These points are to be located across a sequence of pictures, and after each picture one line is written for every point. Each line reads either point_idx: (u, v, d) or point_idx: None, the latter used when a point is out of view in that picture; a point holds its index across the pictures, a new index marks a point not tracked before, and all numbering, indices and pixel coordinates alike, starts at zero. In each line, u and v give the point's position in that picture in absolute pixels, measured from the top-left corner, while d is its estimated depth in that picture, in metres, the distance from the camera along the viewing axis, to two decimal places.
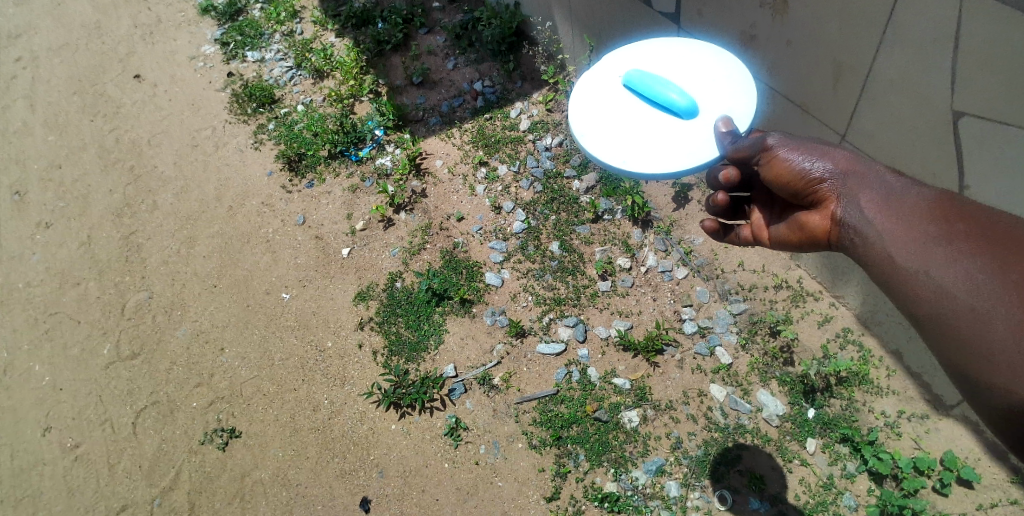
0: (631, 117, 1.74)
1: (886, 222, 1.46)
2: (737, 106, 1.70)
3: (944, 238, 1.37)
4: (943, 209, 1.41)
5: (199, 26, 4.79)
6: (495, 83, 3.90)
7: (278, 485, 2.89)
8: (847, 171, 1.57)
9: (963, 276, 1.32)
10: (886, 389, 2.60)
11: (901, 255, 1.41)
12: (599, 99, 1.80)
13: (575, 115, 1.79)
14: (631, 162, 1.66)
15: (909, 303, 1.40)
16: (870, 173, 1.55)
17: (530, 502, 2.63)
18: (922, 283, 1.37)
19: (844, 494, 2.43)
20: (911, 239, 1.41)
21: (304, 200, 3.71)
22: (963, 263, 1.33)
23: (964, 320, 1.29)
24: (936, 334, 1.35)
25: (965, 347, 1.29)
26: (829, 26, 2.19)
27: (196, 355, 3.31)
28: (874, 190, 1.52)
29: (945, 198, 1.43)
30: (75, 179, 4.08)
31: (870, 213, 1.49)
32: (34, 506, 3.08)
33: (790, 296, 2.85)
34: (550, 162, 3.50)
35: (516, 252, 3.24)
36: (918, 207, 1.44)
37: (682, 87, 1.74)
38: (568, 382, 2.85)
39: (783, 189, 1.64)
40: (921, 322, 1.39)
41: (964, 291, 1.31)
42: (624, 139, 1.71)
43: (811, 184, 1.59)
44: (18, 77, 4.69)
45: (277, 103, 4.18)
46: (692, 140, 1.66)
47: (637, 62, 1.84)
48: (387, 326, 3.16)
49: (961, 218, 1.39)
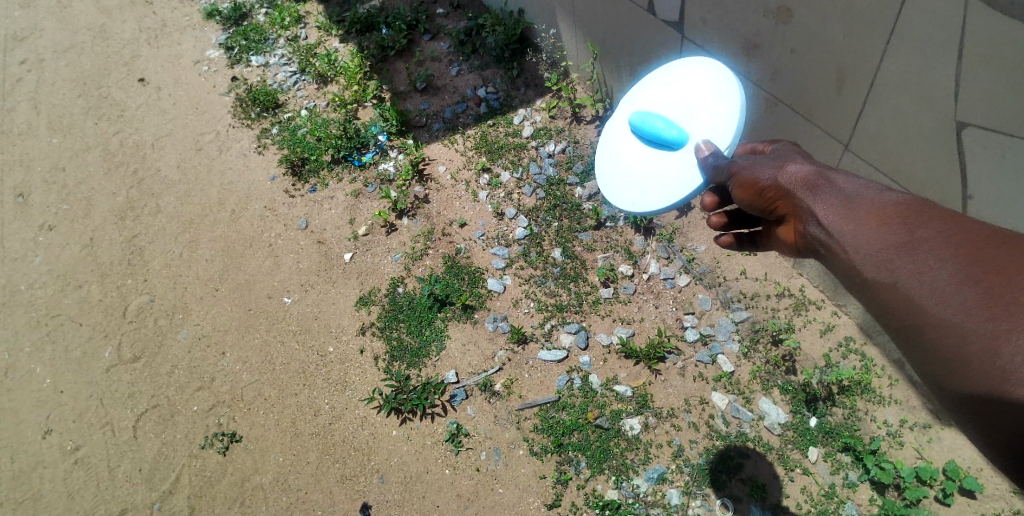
0: (638, 157, 1.96)
1: (849, 233, 1.42)
2: (722, 122, 1.77)
3: (906, 247, 1.33)
4: (904, 216, 1.37)
5: (203, 30, 4.81)
6: (498, 89, 3.92)
7: (278, 490, 2.89)
8: (799, 182, 1.54)
9: (931, 287, 1.27)
10: (888, 398, 2.59)
11: (867, 267, 1.38)
12: (616, 149, 2.06)
13: (602, 170, 2.10)
14: (636, 204, 1.90)
15: (884, 315, 1.36)
16: (824, 181, 1.52)
17: (530, 509, 2.62)
18: (893, 295, 1.33)
19: (846, 504, 2.42)
20: (875, 250, 1.37)
21: (306, 205, 3.72)
22: (930, 274, 1.29)
23: (938, 333, 1.25)
24: (914, 346, 1.31)
25: (943, 360, 1.24)
26: (834, 33, 2.19)
27: (197, 358, 3.31)
28: (830, 200, 1.48)
29: (906, 203, 1.40)
30: (78, 182, 4.09)
31: (829, 224, 1.46)
32: (34, 508, 3.07)
33: (791, 304, 2.85)
34: (552, 169, 3.51)
35: (517, 258, 3.24)
36: (877, 216, 1.40)
37: (676, 119, 1.89)
38: (569, 389, 2.85)
39: (749, 208, 1.65)
40: (899, 334, 1.34)
41: (933, 302, 1.27)
42: (633, 182, 1.95)
43: (767, 200, 1.59)
44: (23, 79, 4.70)
45: (280, 108, 4.20)
46: (679, 168, 1.82)
47: (641, 103, 2.04)
48: (388, 332, 3.16)
49: (923, 225, 1.34)
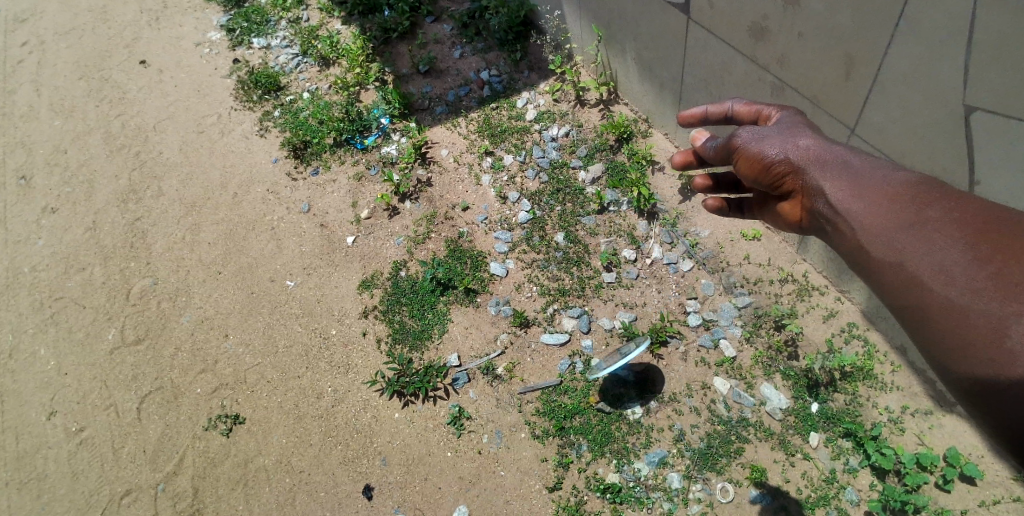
0: None
1: (856, 209, 1.44)
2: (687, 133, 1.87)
3: (914, 227, 1.34)
4: (910, 195, 1.39)
5: (205, 12, 4.77)
6: (501, 72, 3.88)
7: (280, 471, 2.91)
8: (809, 158, 1.55)
9: (938, 268, 1.29)
10: (890, 385, 2.59)
11: (872, 245, 1.39)
12: None
13: None
14: None
15: (887, 293, 1.38)
16: (833, 158, 1.53)
17: (531, 492, 2.64)
18: (896, 275, 1.35)
19: (846, 489, 2.43)
20: (881, 229, 1.39)
21: (309, 188, 3.71)
22: (937, 255, 1.30)
23: (942, 315, 1.26)
24: (916, 327, 1.32)
25: (948, 343, 1.25)
26: (842, 19, 2.16)
27: (200, 341, 3.32)
28: (838, 178, 1.50)
29: (913, 181, 1.42)
30: (80, 164, 4.08)
31: (835, 199, 1.48)
32: (39, 489, 3.09)
33: (795, 290, 2.84)
34: (555, 152, 3.49)
35: (520, 242, 3.23)
36: (885, 194, 1.42)
37: None
38: (571, 373, 2.86)
39: (753, 182, 1.68)
40: (901, 314, 1.36)
41: (939, 283, 1.28)
42: None
43: (775, 176, 1.61)
44: (24, 61, 4.68)
45: (282, 91, 4.17)
46: None
47: None
48: (391, 315, 3.16)
49: (932, 205, 1.35)
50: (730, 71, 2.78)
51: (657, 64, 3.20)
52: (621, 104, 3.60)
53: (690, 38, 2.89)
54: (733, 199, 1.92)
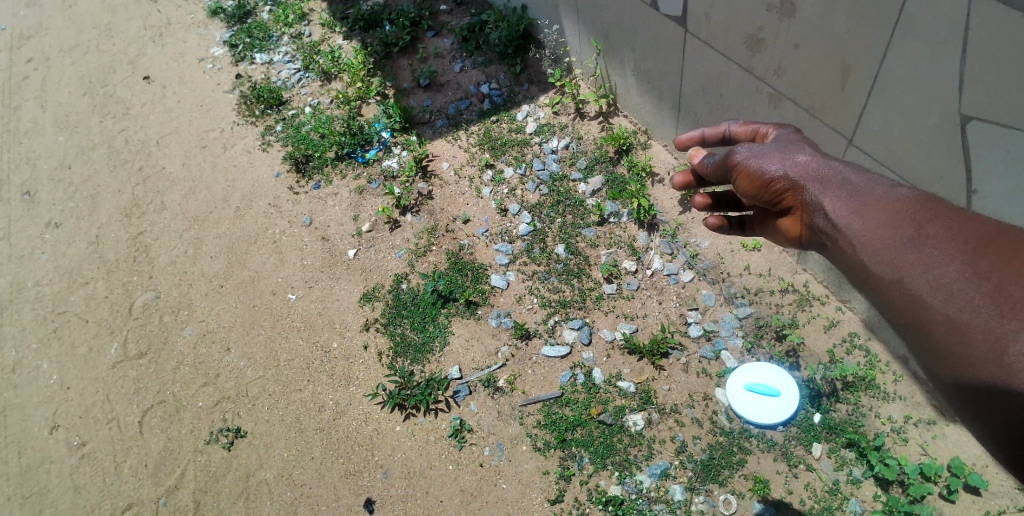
0: None
1: (856, 226, 1.45)
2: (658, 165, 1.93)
3: (914, 243, 1.34)
4: (910, 212, 1.39)
5: (208, 28, 4.82)
6: (501, 86, 3.91)
7: (282, 485, 2.90)
8: (807, 175, 1.57)
9: (938, 283, 1.28)
10: (893, 395, 2.58)
11: (873, 261, 1.40)
12: None
13: None
14: None
15: (889, 310, 1.38)
16: (831, 174, 1.55)
17: (533, 505, 2.63)
18: (897, 291, 1.35)
19: (850, 500, 2.42)
20: (881, 245, 1.39)
21: (311, 201, 3.73)
22: (937, 271, 1.29)
23: (943, 331, 1.26)
24: (920, 343, 1.32)
25: (949, 358, 1.25)
26: (838, 28, 2.18)
27: (202, 354, 3.33)
28: (837, 194, 1.51)
29: (913, 198, 1.42)
30: (84, 179, 4.10)
31: (835, 217, 1.49)
32: (40, 504, 3.08)
33: (796, 300, 2.84)
34: (555, 164, 3.51)
35: (521, 254, 3.24)
36: (885, 210, 1.43)
37: None
38: (572, 385, 2.85)
39: (753, 199, 1.70)
40: (905, 330, 1.35)
41: (939, 298, 1.27)
42: None
43: (775, 193, 1.63)
44: (29, 77, 4.72)
45: (284, 105, 4.20)
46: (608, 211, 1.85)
47: None
48: (392, 328, 3.16)
49: (932, 221, 1.36)
50: (728, 83, 2.80)
51: (655, 75, 3.22)
52: (620, 116, 3.63)
53: (688, 50, 2.91)
54: (734, 217, 1.95)
